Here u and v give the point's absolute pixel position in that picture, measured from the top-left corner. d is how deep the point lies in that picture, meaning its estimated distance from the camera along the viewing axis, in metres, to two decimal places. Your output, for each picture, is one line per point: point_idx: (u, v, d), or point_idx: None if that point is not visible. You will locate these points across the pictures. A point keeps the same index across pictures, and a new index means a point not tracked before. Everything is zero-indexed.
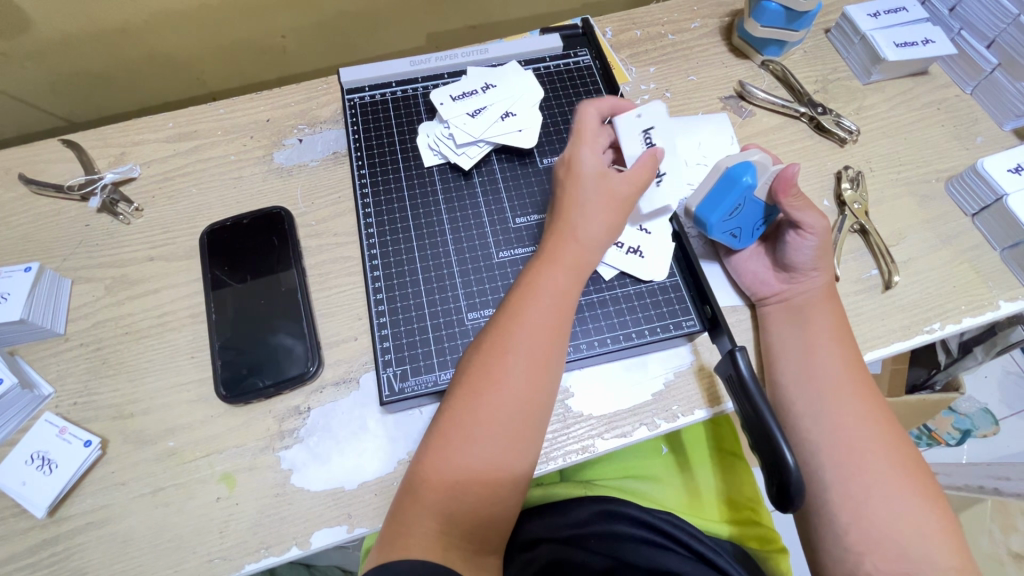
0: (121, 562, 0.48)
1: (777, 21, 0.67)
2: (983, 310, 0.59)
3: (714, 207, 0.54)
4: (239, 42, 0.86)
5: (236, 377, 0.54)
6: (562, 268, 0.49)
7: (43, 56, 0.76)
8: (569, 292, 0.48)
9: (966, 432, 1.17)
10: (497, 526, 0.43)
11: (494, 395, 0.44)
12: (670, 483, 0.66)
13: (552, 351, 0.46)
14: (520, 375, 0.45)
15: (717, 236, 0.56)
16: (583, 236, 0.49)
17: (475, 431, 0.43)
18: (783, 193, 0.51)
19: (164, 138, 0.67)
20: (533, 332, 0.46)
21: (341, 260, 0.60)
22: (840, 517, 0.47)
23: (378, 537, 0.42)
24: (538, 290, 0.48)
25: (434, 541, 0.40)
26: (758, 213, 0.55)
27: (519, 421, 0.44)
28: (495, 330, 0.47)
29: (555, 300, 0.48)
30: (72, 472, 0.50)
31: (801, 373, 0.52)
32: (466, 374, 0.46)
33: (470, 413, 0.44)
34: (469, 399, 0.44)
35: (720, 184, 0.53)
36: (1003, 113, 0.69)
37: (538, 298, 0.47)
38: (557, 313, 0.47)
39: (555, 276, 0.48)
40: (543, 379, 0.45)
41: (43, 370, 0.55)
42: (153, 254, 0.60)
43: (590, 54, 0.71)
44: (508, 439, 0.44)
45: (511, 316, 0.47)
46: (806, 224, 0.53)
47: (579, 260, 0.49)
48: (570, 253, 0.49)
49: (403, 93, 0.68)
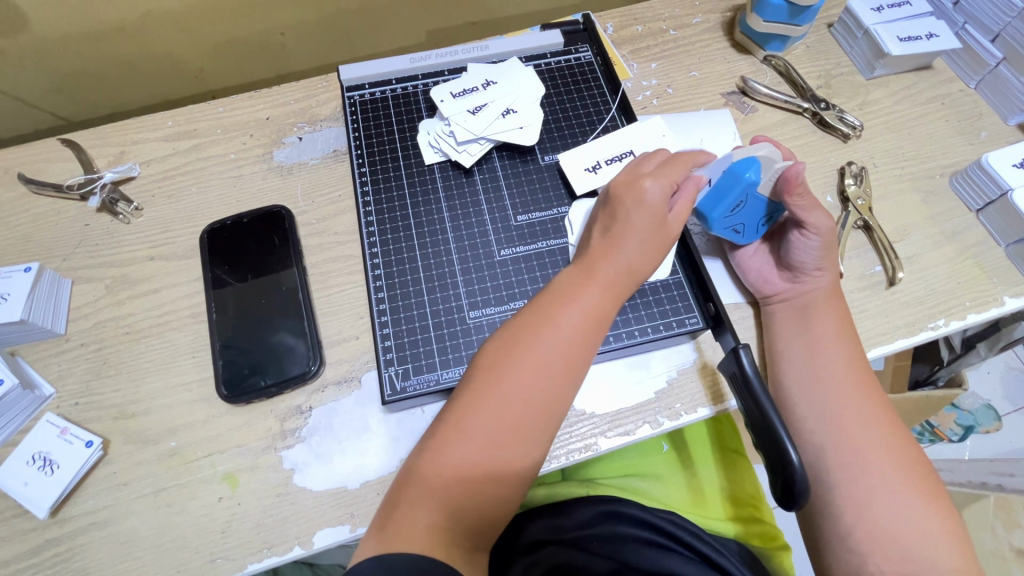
0: (124, 562, 0.48)
1: (779, 16, 0.67)
2: (988, 306, 0.59)
3: (715, 202, 0.54)
4: (238, 40, 0.86)
5: (237, 377, 0.53)
6: (601, 287, 0.48)
7: (41, 55, 0.75)
8: (605, 311, 0.48)
9: (970, 428, 1.15)
10: (494, 524, 0.43)
11: (517, 398, 0.44)
12: (672, 481, 0.66)
13: (578, 365, 0.46)
14: (543, 384, 0.44)
15: (718, 233, 0.56)
16: (625, 261, 0.49)
17: (493, 431, 0.43)
18: (787, 192, 0.51)
19: (163, 137, 0.67)
20: (562, 343, 0.46)
21: (342, 259, 0.60)
22: (844, 516, 0.47)
23: (374, 530, 0.41)
24: (572, 301, 0.47)
25: (434, 535, 0.40)
26: (761, 210, 0.55)
27: (536, 424, 0.44)
28: (522, 330, 0.46)
29: (588, 315, 0.47)
30: (74, 473, 0.50)
31: (805, 371, 0.52)
32: (490, 375, 0.45)
33: (488, 410, 0.43)
34: (489, 397, 0.44)
35: (722, 181, 0.52)
36: (1007, 108, 0.69)
37: (569, 309, 0.47)
38: (589, 330, 0.47)
39: (592, 291, 0.48)
40: (564, 388, 0.45)
41: (43, 370, 0.55)
42: (153, 254, 0.60)
43: (591, 50, 0.70)
44: (524, 442, 0.43)
45: (540, 320, 0.46)
46: (811, 224, 0.53)
47: (618, 282, 0.49)
48: (609, 272, 0.49)
49: (403, 90, 0.67)
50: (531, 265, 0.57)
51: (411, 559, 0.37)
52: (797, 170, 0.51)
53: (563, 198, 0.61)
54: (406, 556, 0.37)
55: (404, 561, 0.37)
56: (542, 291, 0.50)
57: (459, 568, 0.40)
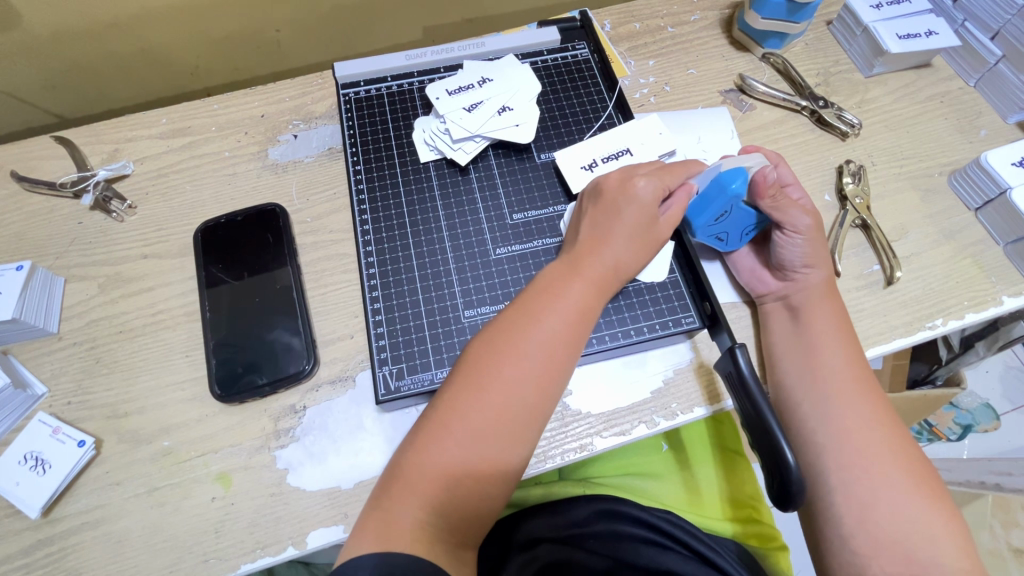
0: (117, 563, 0.48)
1: (777, 13, 0.66)
2: (986, 306, 0.58)
3: (700, 211, 0.54)
4: (233, 36, 0.85)
5: (231, 376, 0.53)
6: (588, 282, 0.48)
7: (34, 52, 0.75)
8: (591, 307, 0.48)
9: (967, 428, 1.15)
10: (485, 522, 0.43)
11: (502, 392, 0.43)
12: (670, 481, 0.66)
13: (564, 361, 0.46)
14: (528, 379, 0.44)
15: (703, 239, 0.56)
16: (612, 258, 0.49)
17: (478, 425, 0.43)
18: (758, 193, 0.52)
19: (157, 135, 0.66)
20: (548, 338, 0.45)
21: (337, 257, 0.60)
22: (844, 518, 0.46)
23: (363, 526, 0.41)
24: (558, 296, 0.47)
25: (419, 533, 0.39)
26: (747, 221, 0.54)
27: (522, 419, 0.44)
28: (508, 326, 0.46)
29: (574, 312, 0.47)
30: (66, 473, 0.49)
31: (803, 371, 0.51)
32: (474, 369, 0.45)
33: (474, 404, 0.43)
34: (474, 391, 0.43)
35: (708, 189, 0.53)
36: (1007, 106, 0.68)
37: (555, 305, 0.46)
38: (576, 326, 0.46)
39: (578, 287, 0.47)
40: (550, 383, 0.45)
41: (36, 369, 0.55)
42: (147, 252, 0.60)
43: (589, 48, 0.70)
44: (508, 437, 0.43)
45: (525, 315, 0.46)
46: (788, 222, 0.53)
47: (605, 278, 0.49)
48: (596, 268, 0.48)
49: (398, 87, 0.67)
50: (528, 264, 0.57)
51: (398, 561, 0.37)
52: (767, 173, 0.51)
53: (559, 197, 0.61)
54: (394, 557, 0.37)
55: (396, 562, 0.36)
56: (529, 286, 0.49)
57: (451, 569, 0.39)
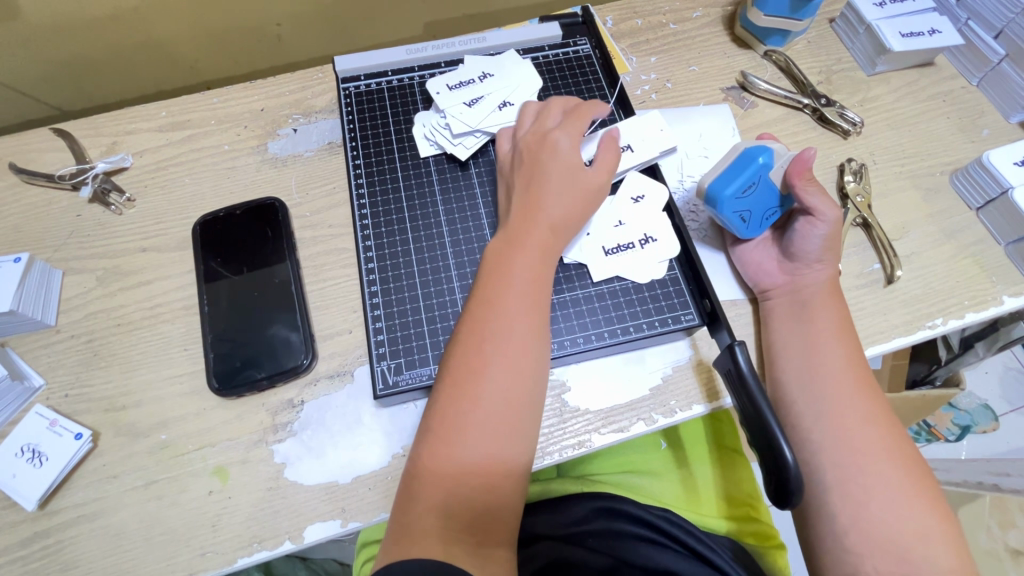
0: (112, 556, 0.48)
1: (780, 9, 0.66)
2: (986, 306, 0.58)
3: (729, 181, 0.53)
4: (233, 29, 0.85)
5: (230, 370, 0.53)
6: (531, 249, 0.48)
7: (32, 42, 0.74)
8: (540, 269, 0.48)
9: (966, 428, 1.16)
10: (502, 522, 0.42)
11: (476, 383, 0.43)
12: (668, 478, 0.65)
13: (527, 332, 0.45)
14: (502, 365, 0.44)
15: (726, 216, 0.54)
16: (553, 215, 0.50)
17: (463, 420, 0.42)
18: (795, 173, 0.53)
19: (157, 128, 0.66)
20: (506, 316, 0.45)
21: (336, 252, 0.59)
22: (840, 518, 0.46)
23: (386, 539, 0.41)
24: (504, 273, 0.47)
25: (438, 537, 0.39)
26: (770, 202, 0.55)
27: (508, 405, 0.43)
28: (471, 316, 0.46)
29: (523, 280, 0.47)
30: (63, 465, 0.49)
31: (802, 371, 0.51)
32: (447, 370, 0.45)
33: (455, 402, 0.43)
34: (450, 390, 0.44)
35: (736, 162, 0.54)
36: (1009, 105, 0.68)
37: (505, 282, 0.47)
38: (532, 297, 0.47)
39: (524, 258, 0.48)
40: (524, 362, 0.44)
41: (33, 362, 0.54)
42: (145, 245, 0.60)
43: (590, 43, 0.70)
44: (498, 425, 0.43)
45: (482, 301, 0.46)
46: (816, 209, 0.53)
47: (550, 240, 0.49)
48: (538, 235, 0.49)
49: (399, 81, 0.67)
50: None
51: (419, 564, 0.36)
52: (810, 152, 0.53)
53: None
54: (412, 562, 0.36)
55: (409, 565, 0.36)
56: (479, 273, 0.49)
57: (468, 567, 0.39)
